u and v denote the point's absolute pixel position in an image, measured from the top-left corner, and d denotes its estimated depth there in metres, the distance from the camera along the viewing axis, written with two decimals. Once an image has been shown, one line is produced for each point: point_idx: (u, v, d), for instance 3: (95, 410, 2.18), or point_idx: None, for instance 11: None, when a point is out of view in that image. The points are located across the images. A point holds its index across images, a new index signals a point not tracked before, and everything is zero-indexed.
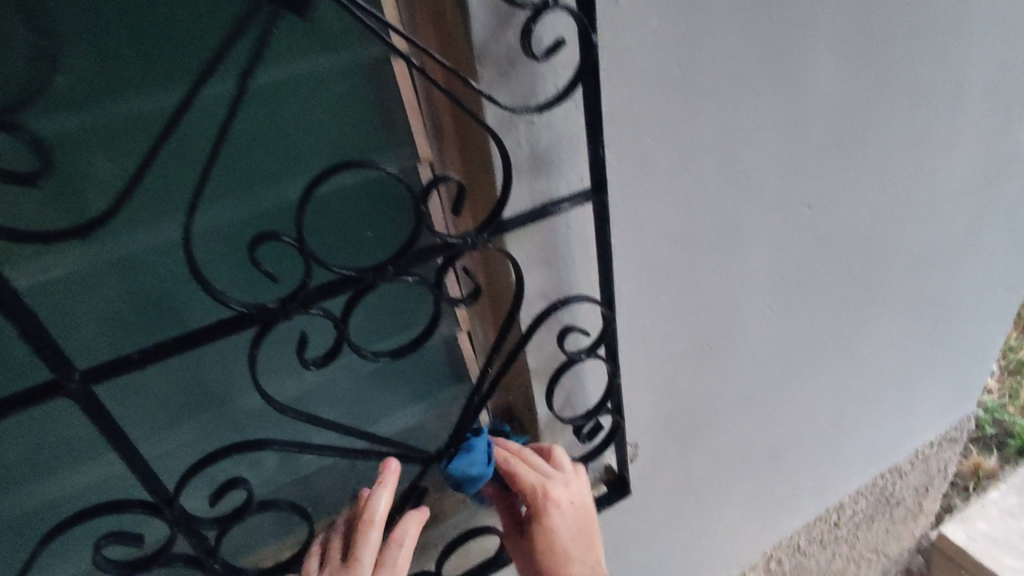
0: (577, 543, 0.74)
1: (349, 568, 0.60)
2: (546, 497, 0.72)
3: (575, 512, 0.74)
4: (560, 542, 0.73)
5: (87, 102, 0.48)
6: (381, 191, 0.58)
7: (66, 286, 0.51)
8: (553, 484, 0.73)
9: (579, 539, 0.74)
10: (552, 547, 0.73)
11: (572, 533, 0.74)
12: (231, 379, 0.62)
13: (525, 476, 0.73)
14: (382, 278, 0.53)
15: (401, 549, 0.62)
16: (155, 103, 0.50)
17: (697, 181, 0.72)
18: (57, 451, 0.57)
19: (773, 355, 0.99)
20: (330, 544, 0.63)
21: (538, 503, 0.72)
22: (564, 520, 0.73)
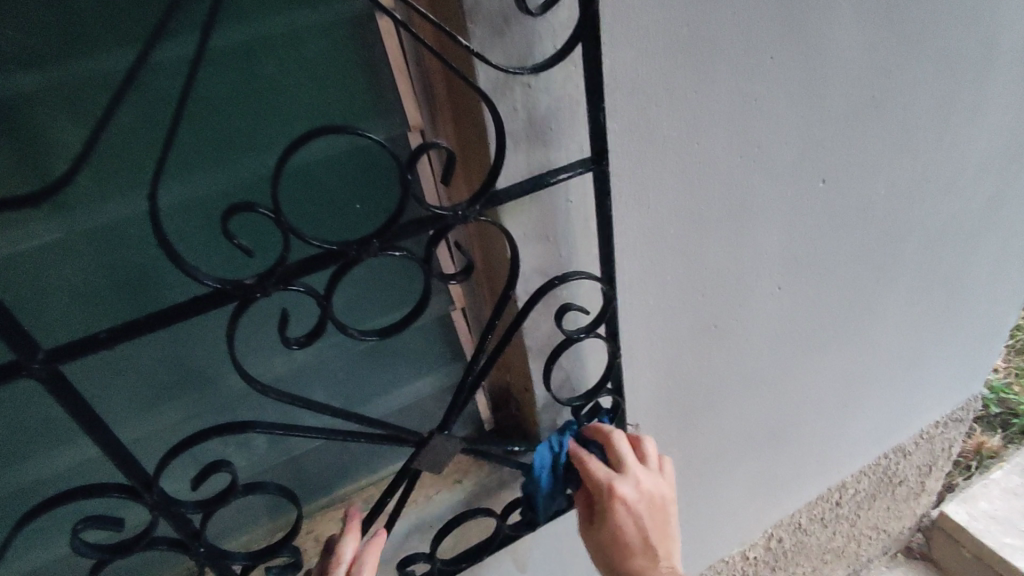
0: (647, 545, 0.71)
1: None
2: (613, 494, 0.70)
3: (645, 513, 0.70)
4: (629, 539, 0.71)
5: (46, 61, 0.44)
6: (368, 159, 0.55)
7: (31, 260, 0.48)
8: (621, 482, 0.70)
9: (651, 539, 0.71)
10: (621, 544, 0.71)
11: (643, 534, 0.71)
12: (214, 358, 0.60)
13: (594, 470, 0.70)
14: (367, 252, 0.49)
15: None
16: (119, 61, 0.46)
17: (705, 152, 0.68)
18: (31, 431, 0.55)
19: (779, 334, 0.96)
20: None
21: (605, 499, 0.70)
22: (632, 518, 0.70)
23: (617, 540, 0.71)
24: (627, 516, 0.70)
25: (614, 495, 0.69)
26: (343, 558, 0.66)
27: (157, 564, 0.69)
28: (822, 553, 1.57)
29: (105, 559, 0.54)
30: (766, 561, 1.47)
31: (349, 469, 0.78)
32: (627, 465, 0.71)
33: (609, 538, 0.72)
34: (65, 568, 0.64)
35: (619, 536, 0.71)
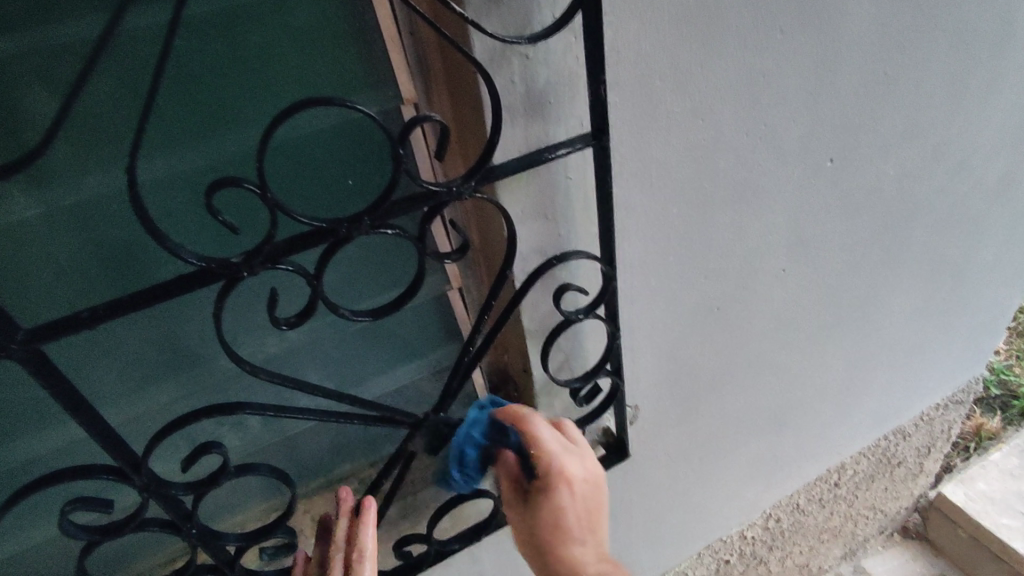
0: (587, 536, 0.64)
1: None
2: (561, 470, 0.64)
3: (587, 497, 0.65)
4: (568, 528, 0.64)
5: (19, 28, 0.42)
6: (361, 134, 0.53)
7: (11, 237, 0.46)
8: (570, 458, 0.64)
9: (591, 525, 0.65)
10: (560, 533, 0.64)
11: (583, 521, 0.64)
12: (205, 338, 0.59)
13: (543, 443, 0.64)
14: (358, 229, 0.48)
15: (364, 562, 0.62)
16: (97, 29, 0.44)
17: (710, 128, 0.65)
18: (19, 412, 0.54)
19: (782, 316, 0.95)
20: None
21: (552, 476, 0.64)
22: (574, 500, 0.64)
23: (557, 530, 0.64)
24: (572, 497, 0.64)
25: (562, 470, 0.64)
26: (338, 540, 0.65)
27: (152, 545, 0.69)
28: (819, 533, 1.57)
29: (96, 539, 0.53)
30: (763, 541, 1.47)
31: (346, 449, 0.78)
32: (571, 444, 0.67)
33: (547, 526, 0.64)
34: (59, 548, 0.64)
35: (559, 524, 0.64)
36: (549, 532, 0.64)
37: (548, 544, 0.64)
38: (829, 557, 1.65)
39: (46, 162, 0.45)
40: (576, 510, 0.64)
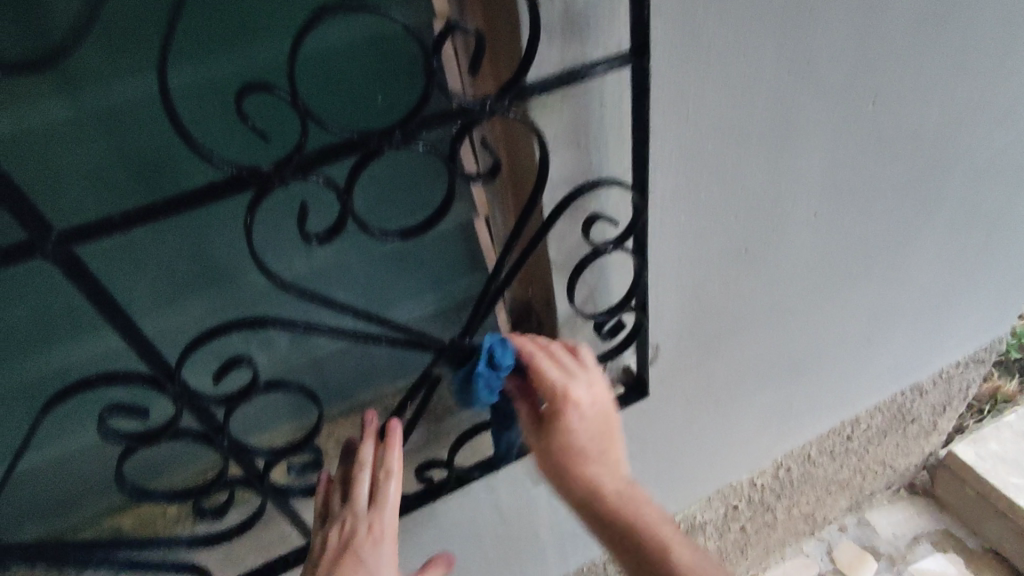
0: (598, 452, 0.70)
1: (352, 512, 0.65)
2: (567, 400, 0.67)
3: (597, 419, 0.69)
4: (579, 445, 0.69)
5: None
6: (393, 46, 0.51)
7: (41, 139, 0.46)
8: (576, 385, 0.66)
9: (602, 442, 0.70)
10: (573, 451, 0.69)
11: (593, 438, 0.70)
12: (235, 255, 0.59)
13: (548, 375, 0.66)
14: (388, 143, 0.47)
15: (391, 483, 0.65)
16: None
17: (753, 55, 0.62)
18: (55, 319, 0.55)
19: (808, 263, 0.92)
20: (328, 500, 0.68)
21: (559, 404, 0.67)
22: (582, 424, 0.68)
23: (568, 448, 0.69)
24: (580, 422, 0.68)
25: (568, 399, 0.66)
26: (365, 460, 0.66)
27: (184, 457, 0.71)
28: (827, 485, 1.58)
29: (132, 446, 0.55)
30: (772, 489, 1.49)
31: (370, 375, 0.79)
32: (577, 372, 0.67)
33: (558, 447, 0.69)
34: (96, 455, 0.66)
35: (570, 443, 0.69)
36: (562, 452, 0.69)
37: (560, 462, 0.70)
38: (835, 509, 1.66)
39: (75, 62, 0.44)
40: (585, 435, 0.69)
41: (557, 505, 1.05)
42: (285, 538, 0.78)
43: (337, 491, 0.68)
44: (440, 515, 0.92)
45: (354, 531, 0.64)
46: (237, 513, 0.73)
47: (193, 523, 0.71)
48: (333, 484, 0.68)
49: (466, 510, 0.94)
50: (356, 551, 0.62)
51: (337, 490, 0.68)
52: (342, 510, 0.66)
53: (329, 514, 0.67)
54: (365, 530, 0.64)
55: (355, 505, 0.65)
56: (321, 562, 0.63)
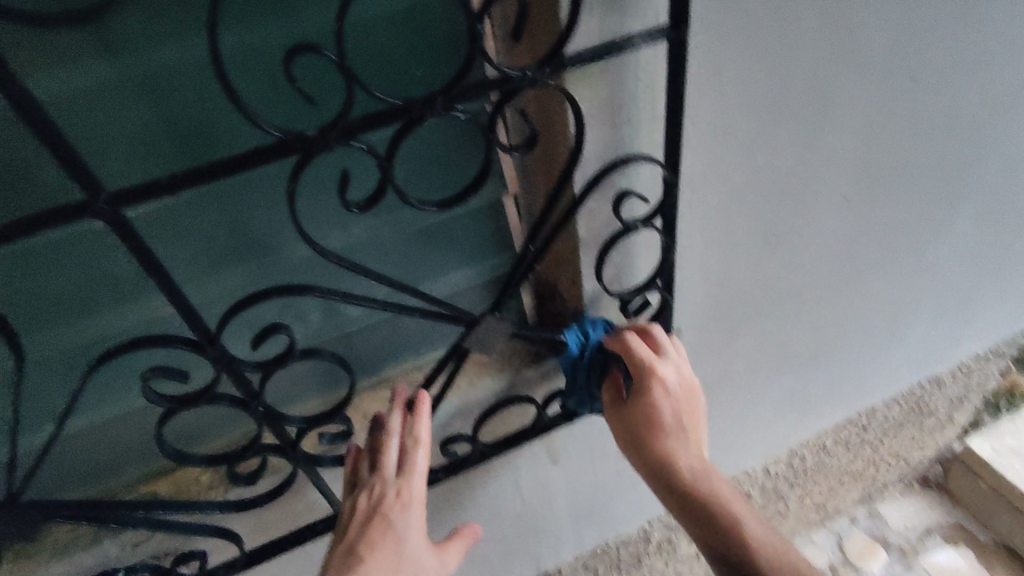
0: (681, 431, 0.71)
1: (380, 477, 0.66)
2: (654, 375, 0.70)
3: (681, 399, 0.71)
4: (665, 421, 0.71)
5: None
6: (435, 16, 0.52)
7: (93, 102, 0.47)
8: (663, 363, 0.70)
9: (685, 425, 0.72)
10: (658, 424, 0.71)
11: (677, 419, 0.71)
12: (272, 225, 0.59)
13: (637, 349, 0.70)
14: (430, 110, 0.47)
15: (418, 451, 0.66)
16: None
17: (790, 33, 0.61)
18: (99, 285, 0.56)
19: (834, 248, 0.91)
20: (356, 464, 0.69)
21: (646, 379, 0.70)
22: (670, 400, 0.71)
23: (654, 423, 0.71)
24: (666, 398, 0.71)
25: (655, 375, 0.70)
26: (393, 428, 0.67)
27: (221, 423, 0.73)
28: (840, 474, 1.57)
29: (172, 409, 0.56)
30: (784, 478, 1.50)
31: (397, 349, 0.80)
32: (666, 350, 0.71)
33: (644, 419, 0.72)
34: (135, 419, 0.68)
35: (657, 417, 0.71)
36: (646, 425, 0.71)
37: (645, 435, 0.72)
38: (847, 500, 1.64)
39: (127, 27, 0.45)
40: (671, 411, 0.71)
41: (574, 485, 1.06)
42: (314, 506, 0.79)
43: (365, 456, 0.69)
44: (460, 491, 0.93)
45: (382, 496, 0.65)
46: (269, 480, 0.73)
47: (226, 488, 0.72)
48: (360, 450, 0.70)
49: (486, 486, 0.96)
50: (385, 518, 0.64)
51: (365, 458, 0.68)
52: (371, 478, 0.67)
53: (358, 481, 0.68)
54: (393, 496, 0.65)
55: (384, 473, 0.66)
56: (349, 527, 0.65)
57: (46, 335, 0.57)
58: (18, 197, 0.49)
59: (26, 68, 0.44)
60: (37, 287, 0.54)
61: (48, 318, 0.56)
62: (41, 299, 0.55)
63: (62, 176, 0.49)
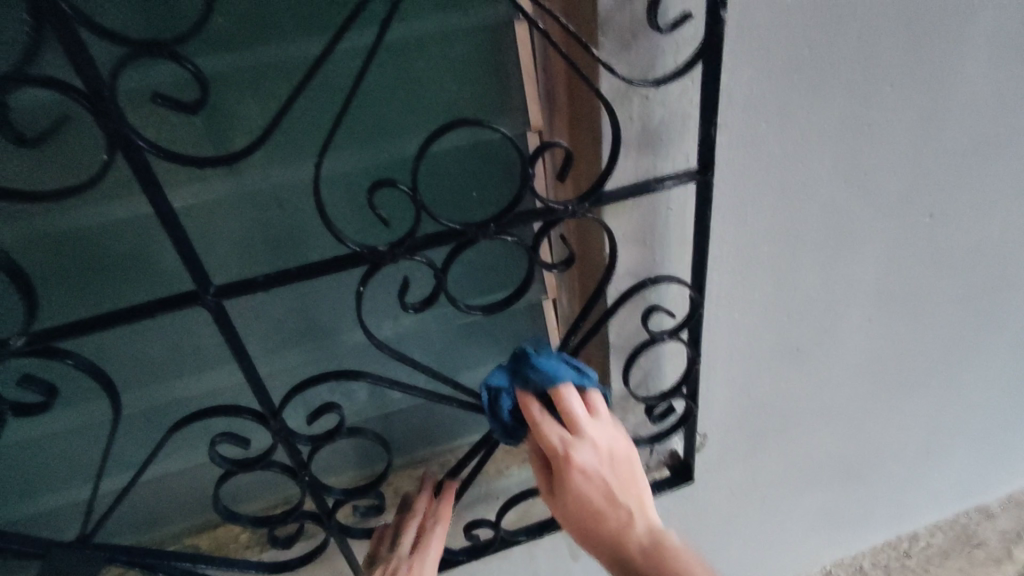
0: (615, 503, 0.61)
1: (397, 552, 0.70)
2: (569, 450, 0.61)
3: (612, 470, 0.62)
4: (597, 504, 0.61)
5: (241, 44, 0.49)
6: (492, 153, 0.61)
7: (212, 210, 0.57)
8: (577, 443, 0.61)
9: (617, 497, 0.61)
10: (585, 513, 0.62)
11: (606, 495, 0.61)
12: (337, 314, 0.68)
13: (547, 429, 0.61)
14: (483, 234, 0.55)
15: (437, 530, 0.71)
16: (296, 52, 0.50)
17: (810, 176, 0.68)
18: (188, 354, 0.65)
19: (862, 369, 0.93)
20: (375, 543, 0.73)
21: (562, 465, 0.61)
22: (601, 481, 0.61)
23: (581, 511, 0.62)
24: (587, 480, 0.61)
25: (569, 460, 0.61)
26: (417, 508, 0.74)
27: (266, 486, 0.79)
28: None
29: (231, 470, 0.62)
30: None
31: (433, 431, 0.85)
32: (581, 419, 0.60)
33: (573, 508, 0.62)
34: (193, 475, 0.75)
35: (590, 503, 0.62)
36: (577, 516, 0.63)
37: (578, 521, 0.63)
38: None
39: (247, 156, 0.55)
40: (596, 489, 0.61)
41: None
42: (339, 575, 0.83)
43: (385, 535, 0.73)
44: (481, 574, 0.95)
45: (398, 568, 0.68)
46: (304, 544, 0.79)
47: (262, 549, 0.78)
48: (379, 532, 0.74)
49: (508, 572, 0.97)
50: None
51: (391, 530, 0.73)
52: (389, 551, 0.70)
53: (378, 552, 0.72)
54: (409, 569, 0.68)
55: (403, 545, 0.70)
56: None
57: (137, 394, 0.66)
58: (140, 281, 0.59)
59: (167, 185, 0.55)
60: (138, 353, 0.63)
61: (142, 380, 0.65)
62: (140, 363, 0.64)
63: (175, 267, 0.58)
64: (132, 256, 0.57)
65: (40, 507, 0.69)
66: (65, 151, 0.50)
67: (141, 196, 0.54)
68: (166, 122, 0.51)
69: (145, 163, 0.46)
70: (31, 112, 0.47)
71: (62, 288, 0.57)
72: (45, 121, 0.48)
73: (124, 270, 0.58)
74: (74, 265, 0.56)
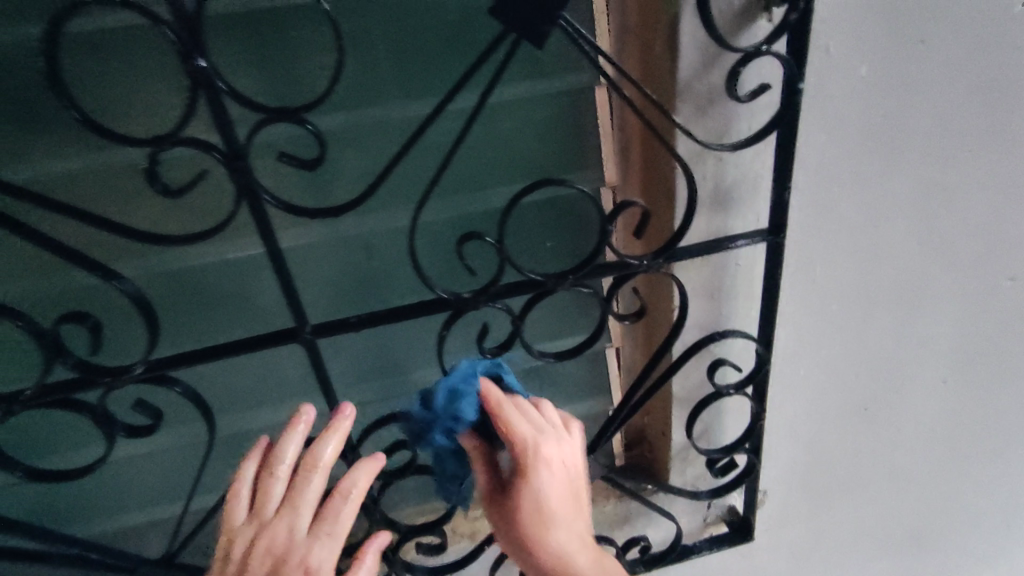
0: (570, 513, 0.58)
1: (282, 514, 0.51)
2: (540, 450, 0.56)
3: (570, 476, 0.58)
4: (552, 510, 0.57)
5: (350, 107, 0.54)
6: (568, 206, 0.64)
7: (310, 253, 0.62)
8: (547, 439, 0.56)
9: (576, 506, 0.59)
10: (539, 518, 0.57)
11: (566, 501, 0.58)
12: (412, 353, 0.71)
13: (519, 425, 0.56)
14: (562, 285, 0.58)
15: (344, 501, 0.52)
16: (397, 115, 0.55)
17: (881, 238, 0.68)
18: (277, 385, 0.69)
19: (933, 433, 0.90)
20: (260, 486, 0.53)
21: (528, 462, 0.56)
22: (554, 488, 0.57)
23: (532, 519, 0.58)
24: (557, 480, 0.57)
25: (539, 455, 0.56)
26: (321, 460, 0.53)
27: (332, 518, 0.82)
28: None
29: None
30: None
31: None
32: (549, 422, 0.59)
33: (526, 511, 0.57)
34: None
35: (542, 505, 0.57)
36: (530, 520, 0.57)
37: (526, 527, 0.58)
38: None
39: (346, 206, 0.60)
40: (559, 492, 0.57)
41: None
42: None
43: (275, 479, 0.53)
44: None
45: (271, 541, 0.50)
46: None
47: None
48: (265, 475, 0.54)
49: None
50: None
51: (280, 482, 0.53)
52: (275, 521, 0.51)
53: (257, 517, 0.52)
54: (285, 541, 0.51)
55: (297, 524, 0.51)
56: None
57: (227, 421, 0.70)
58: (241, 316, 0.64)
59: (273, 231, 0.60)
60: (232, 382, 0.67)
61: (233, 407, 0.69)
62: (232, 392, 0.68)
63: (273, 304, 0.63)
64: (238, 294, 0.62)
65: (131, 525, 0.73)
66: (199, 200, 0.57)
67: (251, 240, 0.59)
68: (277, 175, 0.56)
69: (263, 211, 0.50)
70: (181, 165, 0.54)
71: (178, 321, 0.62)
72: (190, 173, 0.55)
73: (229, 305, 0.63)
74: (185, 300, 0.61)
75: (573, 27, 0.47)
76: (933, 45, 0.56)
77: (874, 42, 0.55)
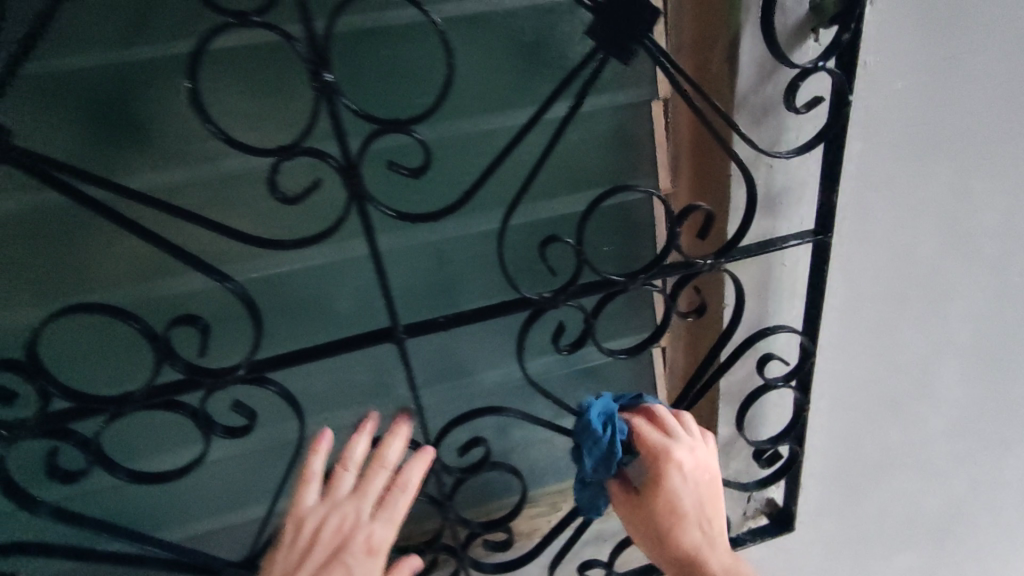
0: (700, 514, 0.67)
1: (355, 497, 0.62)
2: (669, 456, 0.65)
3: (699, 483, 0.66)
4: (683, 509, 0.67)
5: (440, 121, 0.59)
6: (627, 214, 0.74)
7: (394, 259, 0.65)
8: (678, 446, 0.65)
9: (706, 508, 0.67)
10: (672, 515, 0.67)
11: (695, 502, 0.67)
12: (480, 355, 0.75)
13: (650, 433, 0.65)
14: (635, 283, 0.63)
15: (403, 492, 0.63)
16: (481, 127, 0.60)
17: (915, 238, 0.73)
18: (358, 384, 0.73)
19: (960, 426, 0.94)
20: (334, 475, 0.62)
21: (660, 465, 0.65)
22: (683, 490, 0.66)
23: (668, 516, 0.67)
24: (684, 482, 0.66)
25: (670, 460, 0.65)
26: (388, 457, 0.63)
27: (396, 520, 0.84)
28: None
29: None
30: None
31: (549, 474, 0.88)
32: (680, 433, 0.66)
33: (660, 509, 0.67)
34: None
35: (673, 504, 0.67)
36: (662, 515, 0.67)
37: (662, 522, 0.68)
38: None
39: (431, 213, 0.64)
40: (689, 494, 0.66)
41: None
42: None
43: (348, 471, 0.62)
44: None
45: (343, 518, 0.61)
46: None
47: None
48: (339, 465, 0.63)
49: None
50: (347, 567, 0.59)
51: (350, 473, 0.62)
52: (347, 502, 0.61)
53: (329, 497, 0.62)
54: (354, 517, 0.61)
55: (365, 506, 0.62)
56: (300, 567, 0.59)
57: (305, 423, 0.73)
58: (326, 320, 0.67)
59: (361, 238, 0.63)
60: (312, 384, 0.71)
61: (315, 407, 0.73)
62: (313, 392, 0.72)
63: (356, 308, 0.66)
64: (324, 299, 0.65)
65: (211, 530, 0.75)
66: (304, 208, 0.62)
67: (342, 247, 0.62)
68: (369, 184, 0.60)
69: (366, 217, 0.53)
70: (295, 174, 0.59)
71: (276, 324, 0.65)
72: (301, 181, 0.59)
73: (315, 310, 0.66)
74: (274, 306, 0.64)
75: (657, 46, 0.51)
76: (963, 61, 0.62)
77: (910, 58, 0.61)
